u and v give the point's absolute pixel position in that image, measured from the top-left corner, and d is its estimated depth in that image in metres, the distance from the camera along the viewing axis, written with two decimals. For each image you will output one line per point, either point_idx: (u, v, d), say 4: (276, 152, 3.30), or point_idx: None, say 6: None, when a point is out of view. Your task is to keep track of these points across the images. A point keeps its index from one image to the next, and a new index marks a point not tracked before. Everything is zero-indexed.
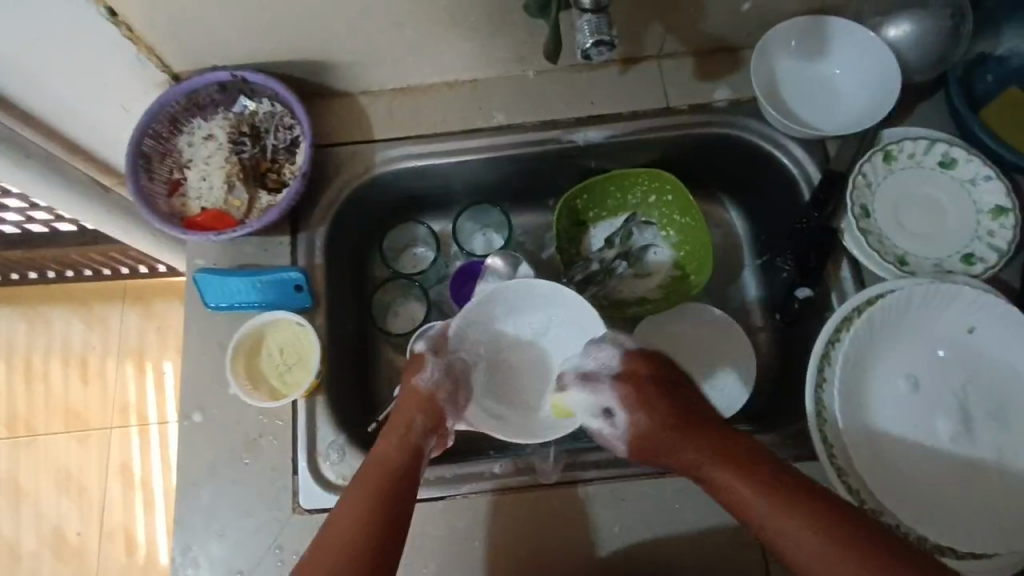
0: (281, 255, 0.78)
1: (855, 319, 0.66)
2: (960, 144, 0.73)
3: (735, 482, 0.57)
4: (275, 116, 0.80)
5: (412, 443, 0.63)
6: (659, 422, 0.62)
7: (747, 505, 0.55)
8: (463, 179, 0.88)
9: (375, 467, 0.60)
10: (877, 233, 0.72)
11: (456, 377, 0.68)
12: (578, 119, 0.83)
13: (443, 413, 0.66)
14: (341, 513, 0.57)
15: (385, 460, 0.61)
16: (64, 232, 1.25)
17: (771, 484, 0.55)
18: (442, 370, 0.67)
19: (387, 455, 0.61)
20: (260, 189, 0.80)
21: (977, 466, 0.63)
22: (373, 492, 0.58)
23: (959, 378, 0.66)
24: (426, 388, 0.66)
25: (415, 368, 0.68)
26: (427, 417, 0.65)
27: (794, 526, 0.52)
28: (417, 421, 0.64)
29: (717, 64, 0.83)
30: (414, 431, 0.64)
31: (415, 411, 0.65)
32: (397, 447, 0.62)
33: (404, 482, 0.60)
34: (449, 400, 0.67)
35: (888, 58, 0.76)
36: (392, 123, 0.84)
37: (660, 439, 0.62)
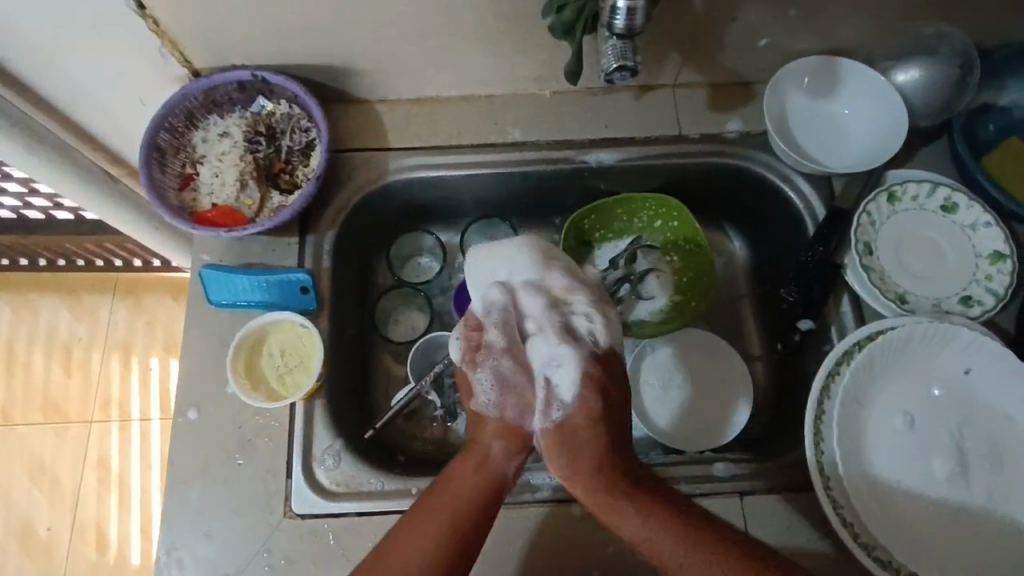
0: (288, 256, 0.78)
1: (855, 354, 0.67)
2: (961, 190, 0.75)
3: (648, 530, 0.59)
4: (292, 118, 0.80)
5: (495, 469, 0.64)
6: (586, 457, 0.64)
7: (674, 559, 0.57)
8: (473, 192, 0.88)
9: (455, 487, 0.62)
10: (878, 271, 0.73)
11: (509, 386, 0.69)
12: (591, 141, 0.85)
13: (523, 435, 0.67)
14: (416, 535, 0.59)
15: (466, 484, 0.63)
16: (60, 220, 1.24)
17: (702, 534, 0.58)
18: (493, 382, 0.69)
19: (463, 472, 0.64)
20: (272, 189, 0.80)
21: (971, 507, 0.64)
22: (457, 511, 0.60)
23: (953, 418, 0.67)
24: (491, 413, 0.68)
25: (471, 394, 0.70)
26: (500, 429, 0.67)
27: (706, 565, 0.56)
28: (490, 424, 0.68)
29: (730, 96, 0.85)
30: (496, 457, 0.65)
31: (494, 437, 0.67)
32: (477, 470, 0.64)
33: (481, 515, 0.61)
34: (518, 407, 0.68)
35: (893, 101, 0.79)
36: (408, 132, 0.85)
37: (578, 482, 0.64)
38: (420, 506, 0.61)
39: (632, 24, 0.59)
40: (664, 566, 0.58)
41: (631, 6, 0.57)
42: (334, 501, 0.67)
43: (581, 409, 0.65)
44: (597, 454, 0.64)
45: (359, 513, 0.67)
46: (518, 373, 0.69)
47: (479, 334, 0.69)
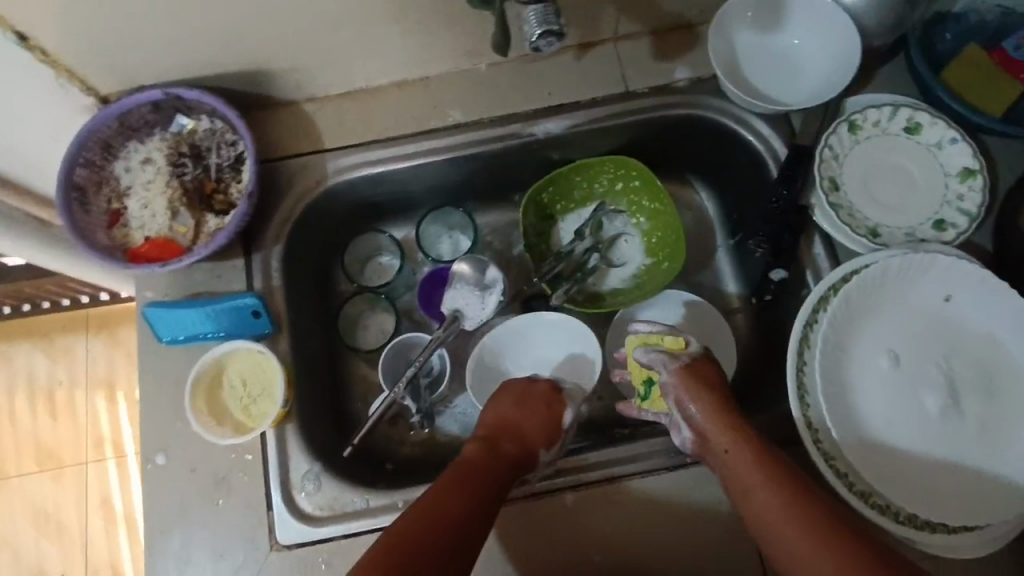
0: (236, 280, 0.74)
1: (831, 298, 0.65)
2: (924, 108, 0.72)
3: (744, 467, 0.61)
4: (215, 133, 0.75)
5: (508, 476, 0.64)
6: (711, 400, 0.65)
7: (759, 495, 0.59)
8: (423, 182, 0.84)
9: (482, 458, 0.65)
10: (846, 207, 0.70)
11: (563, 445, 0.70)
12: (536, 111, 0.80)
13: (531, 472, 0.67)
14: (451, 490, 0.60)
15: (490, 458, 0.65)
16: (12, 268, 1.18)
17: (799, 500, 0.58)
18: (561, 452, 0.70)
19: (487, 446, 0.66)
20: (206, 211, 0.74)
21: (964, 438, 0.62)
22: (465, 483, 0.61)
23: (940, 349, 0.65)
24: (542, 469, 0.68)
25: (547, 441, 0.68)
26: (520, 449, 0.66)
27: (790, 518, 0.57)
28: (533, 435, 0.67)
29: (675, 43, 0.81)
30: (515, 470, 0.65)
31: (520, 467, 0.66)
32: (490, 451, 0.66)
33: (487, 494, 0.61)
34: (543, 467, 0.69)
35: (844, 23, 0.73)
36: (342, 129, 0.80)
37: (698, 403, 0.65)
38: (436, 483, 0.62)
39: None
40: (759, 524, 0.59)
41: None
42: (320, 527, 0.65)
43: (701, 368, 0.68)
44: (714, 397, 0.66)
45: (347, 535, 0.65)
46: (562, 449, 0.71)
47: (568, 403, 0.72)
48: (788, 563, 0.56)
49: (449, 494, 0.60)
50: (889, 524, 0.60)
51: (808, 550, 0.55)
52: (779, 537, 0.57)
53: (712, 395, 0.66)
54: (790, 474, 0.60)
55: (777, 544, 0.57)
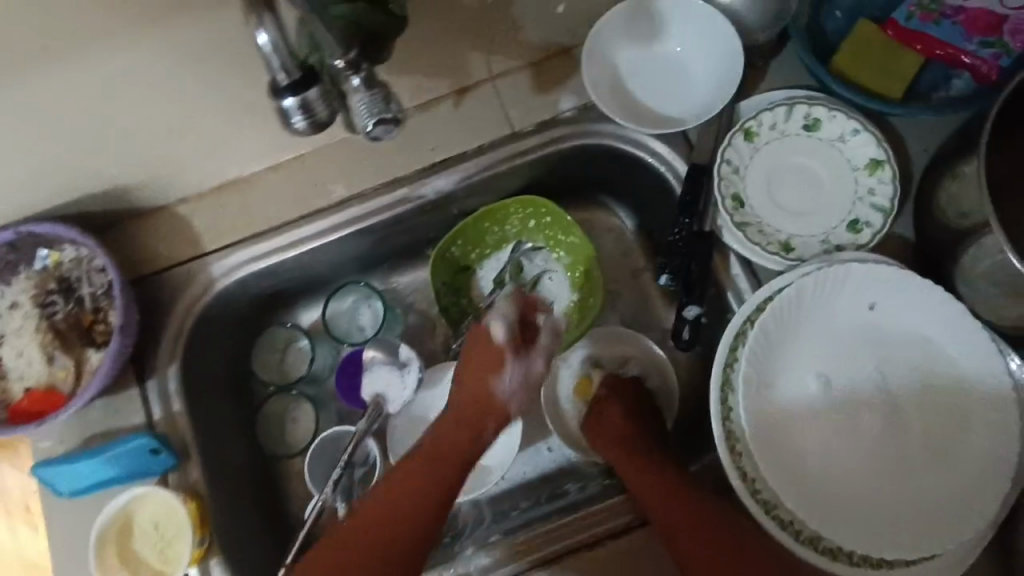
0: (134, 412, 0.70)
1: (749, 331, 0.60)
2: (820, 102, 0.67)
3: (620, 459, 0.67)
4: (83, 261, 0.70)
5: (454, 477, 0.68)
6: (604, 410, 0.72)
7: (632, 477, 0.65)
8: (321, 262, 0.79)
9: (439, 472, 0.67)
10: (755, 223, 0.66)
11: (532, 382, 0.70)
12: (421, 170, 0.75)
13: (501, 411, 0.69)
14: (393, 517, 0.65)
15: (400, 479, 0.67)
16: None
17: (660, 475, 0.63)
18: (520, 378, 0.69)
19: (462, 446, 0.68)
20: (87, 347, 0.69)
21: (907, 456, 0.59)
22: (383, 506, 0.65)
23: (871, 364, 0.61)
24: (508, 398, 0.69)
25: (495, 390, 0.68)
26: (480, 433, 0.68)
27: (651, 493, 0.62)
28: (486, 432, 0.69)
29: (556, 70, 0.75)
30: (482, 440, 0.68)
31: (470, 450, 0.68)
32: (433, 461, 0.67)
33: (412, 507, 0.66)
34: (520, 401, 0.70)
35: (724, 27, 0.69)
36: (222, 226, 0.75)
37: (592, 415, 0.73)
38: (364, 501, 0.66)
39: (330, 109, 0.50)
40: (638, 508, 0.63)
41: (310, 100, 0.48)
42: None
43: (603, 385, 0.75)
44: (610, 407, 0.72)
45: None
46: (526, 388, 0.70)
47: (528, 361, 0.69)
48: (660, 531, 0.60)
49: (397, 517, 0.65)
50: (843, 569, 0.56)
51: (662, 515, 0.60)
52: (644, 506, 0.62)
53: (608, 405, 0.73)
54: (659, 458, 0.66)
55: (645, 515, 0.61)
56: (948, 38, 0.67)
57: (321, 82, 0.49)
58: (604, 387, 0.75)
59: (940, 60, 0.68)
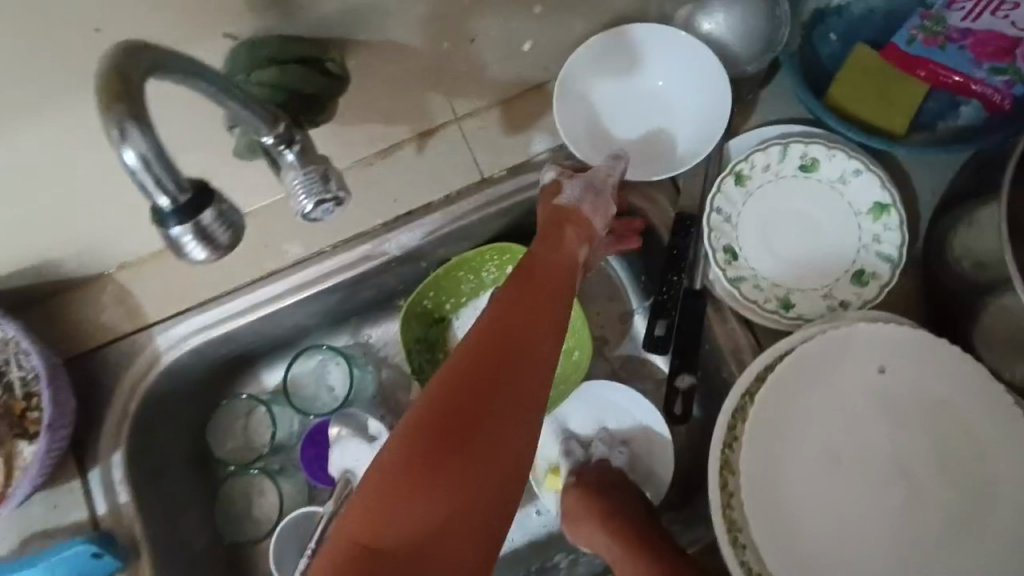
0: (75, 507, 0.63)
1: (749, 407, 0.54)
2: (816, 140, 0.61)
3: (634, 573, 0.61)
4: (9, 342, 0.63)
5: (535, 333, 0.49)
6: (590, 517, 0.66)
7: None
8: (281, 324, 0.73)
9: (533, 332, 0.49)
10: (750, 278, 0.60)
11: (597, 183, 0.62)
12: (385, 223, 0.69)
13: (592, 225, 0.61)
14: (488, 377, 0.45)
15: (447, 391, 0.44)
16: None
17: None
18: (585, 189, 0.61)
19: (550, 315, 0.51)
20: (20, 438, 0.63)
21: (926, 538, 0.54)
22: (419, 410, 0.44)
23: (885, 437, 0.55)
24: (575, 207, 0.61)
25: (588, 211, 0.61)
26: (576, 237, 0.59)
27: None
28: (575, 241, 0.59)
29: (527, 109, 0.69)
30: (570, 243, 0.59)
31: (551, 264, 0.56)
32: (494, 325, 0.49)
33: (464, 414, 0.44)
34: (601, 211, 0.61)
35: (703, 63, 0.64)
36: (167, 294, 0.68)
37: (582, 524, 0.67)
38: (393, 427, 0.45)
39: (232, 227, 0.38)
40: None
41: (204, 225, 0.37)
42: None
43: (577, 485, 0.68)
44: (596, 510, 0.66)
45: None
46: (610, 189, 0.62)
47: (578, 189, 0.61)
48: None
49: (498, 373, 0.46)
50: None
51: None
52: None
53: (593, 507, 0.66)
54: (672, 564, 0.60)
55: None
56: (953, 64, 0.61)
57: (218, 200, 0.38)
58: (581, 484, 0.68)
59: (947, 87, 0.62)
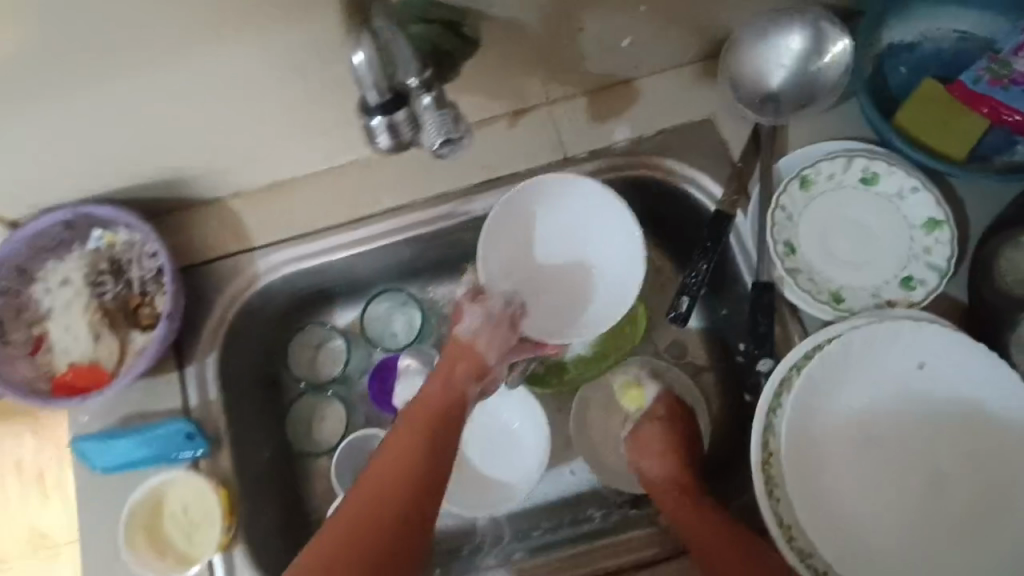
0: (170, 397, 0.71)
1: (794, 378, 0.59)
2: (879, 156, 0.67)
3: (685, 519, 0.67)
4: (135, 245, 0.71)
5: (425, 441, 0.62)
6: (658, 459, 0.74)
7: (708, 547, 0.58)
8: (364, 267, 0.80)
9: (400, 462, 0.60)
10: (806, 270, 0.66)
11: (503, 324, 0.71)
12: (472, 186, 0.76)
13: (486, 360, 0.70)
14: (427, 491, 0.61)
15: (358, 516, 0.58)
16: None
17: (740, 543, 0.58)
18: (482, 318, 0.71)
19: (425, 438, 0.62)
20: (133, 330, 0.71)
21: (944, 520, 0.58)
22: (348, 520, 0.58)
23: (918, 425, 0.60)
24: (468, 340, 0.70)
25: (459, 328, 0.71)
26: (467, 373, 0.68)
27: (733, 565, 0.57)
28: (468, 385, 0.68)
29: (614, 101, 0.76)
30: (458, 376, 0.68)
31: (455, 364, 0.68)
32: (401, 452, 0.61)
33: (377, 535, 0.58)
34: (498, 343, 0.71)
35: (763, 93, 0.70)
36: (271, 224, 0.75)
37: (645, 458, 0.75)
38: (345, 505, 0.60)
39: (415, 131, 0.52)
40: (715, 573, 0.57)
41: (396, 122, 0.51)
42: None
43: (654, 423, 0.76)
44: (670, 451, 0.74)
45: None
46: (508, 321, 0.72)
47: (470, 312, 0.71)
48: None
49: (404, 498, 0.59)
50: None
51: None
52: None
53: (661, 445, 0.75)
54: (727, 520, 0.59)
55: None
56: (1015, 104, 0.66)
57: (411, 106, 0.51)
58: (659, 420, 0.76)
59: (1007, 125, 0.67)
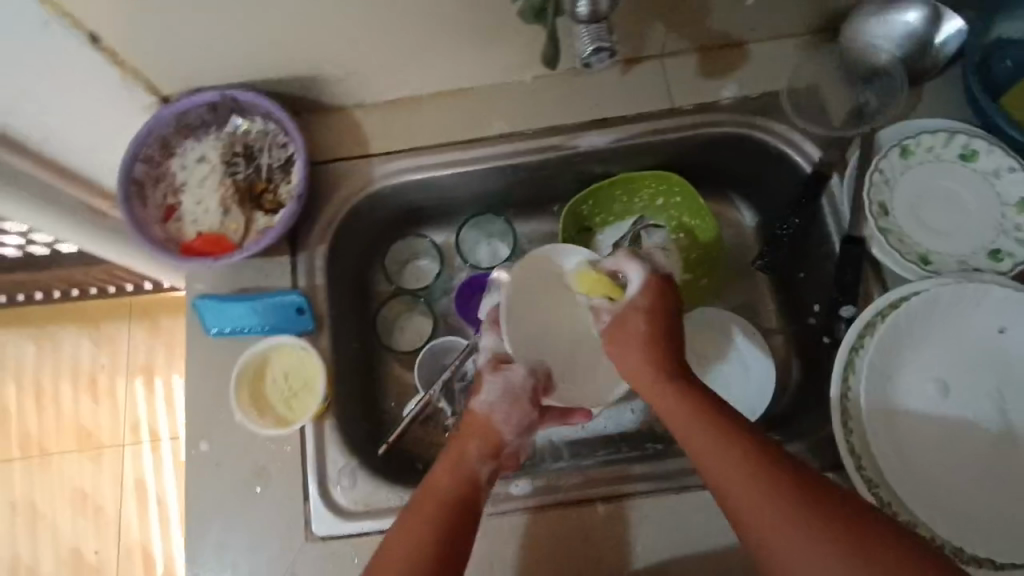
0: (281, 278, 0.76)
1: (878, 324, 0.63)
2: (981, 135, 0.70)
3: (716, 451, 0.54)
4: (268, 134, 0.77)
5: (470, 472, 0.61)
6: (648, 350, 0.62)
7: (720, 468, 0.54)
8: (464, 189, 0.85)
9: (416, 532, 0.56)
10: (897, 232, 0.69)
11: (518, 391, 0.66)
12: (580, 124, 0.80)
13: (502, 439, 0.64)
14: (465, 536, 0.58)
15: (408, 551, 0.55)
16: (39, 256, 1.19)
17: (760, 461, 0.53)
18: (499, 392, 0.66)
19: (453, 503, 0.59)
20: (257, 210, 0.77)
21: (1013, 475, 0.60)
22: (405, 550, 0.55)
23: (993, 383, 0.63)
24: (486, 413, 0.65)
25: (482, 408, 0.65)
26: (487, 443, 0.63)
27: (752, 482, 0.52)
28: (494, 457, 0.63)
29: (724, 60, 0.80)
30: (472, 457, 0.62)
31: (472, 437, 0.63)
32: (428, 507, 0.58)
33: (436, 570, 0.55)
34: (510, 419, 0.65)
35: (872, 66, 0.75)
36: (389, 135, 0.81)
37: (630, 355, 0.62)
38: (396, 526, 0.57)
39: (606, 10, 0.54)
40: (731, 494, 0.53)
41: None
42: (358, 521, 0.69)
43: (643, 312, 0.63)
44: (659, 342, 0.62)
45: (379, 530, 0.68)
46: (525, 394, 0.66)
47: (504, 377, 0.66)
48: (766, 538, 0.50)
49: (453, 538, 0.57)
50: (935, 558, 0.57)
51: (774, 520, 0.50)
52: (743, 499, 0.52)
53: (643, 330, 0.63)
54: (754, 438, 0.54)
55: (753, 519, 0.51)
56: None
57: None
58: (629, 313, 0.64)
59: None
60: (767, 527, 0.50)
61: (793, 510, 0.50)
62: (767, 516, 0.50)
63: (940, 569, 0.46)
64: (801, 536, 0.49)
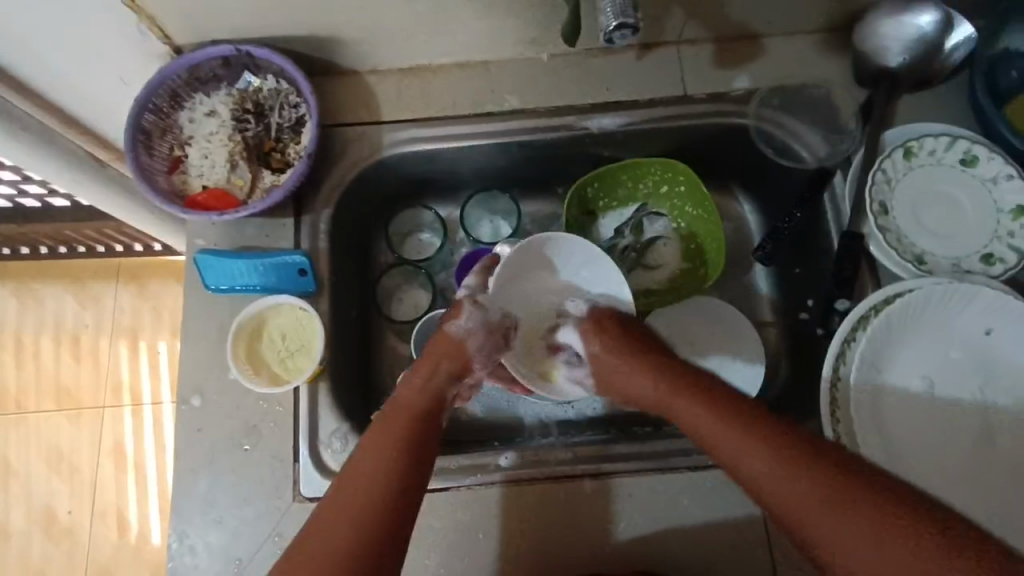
0: (284, 238, 0.76)
1: (870, 319, 0.65)
2: (982, 141, 0.71)
3: (699, 414, 0.60)
4: (280, 93, 0.77)
5: (435, 388, 0.66)
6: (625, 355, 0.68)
7: (707, 428, 0.59)
8: (471, 163, 0.85)
9: (376, 475, 0.58)
10: (895, 231, 0.71)
11: (496, 329, 0.70)
12: (592, 105, 0.81)
13: (470, 361, 0.69)
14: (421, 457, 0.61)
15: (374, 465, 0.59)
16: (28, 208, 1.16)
17: (739, 419, 0.57)
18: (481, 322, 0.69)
19: (402, 438, 0.61)
20: (263, 167, 0.77)
21: (989, 469, 0.63)
22: (383, 473, 0.58)
23: (976, 381, 0.65)
24: (464, 336, 0.68)
25: (455, 337, 0.68)
26: (454, 365, 0.68)
27: (740, 438, 0.56)
28: (455, 380, 0.68)
29: (738, 53, 0.81)
30: (441, 374, 0.67)
31: (441, 355, 0.68)
32: (388, 425, 0.62)
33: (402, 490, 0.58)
34: (486, 347, 0.69)
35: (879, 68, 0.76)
36: (400, 103, 0.81)
37: (616, 364, 0.68)
38: (358, 456, 0.60)
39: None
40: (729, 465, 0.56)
41: None
42: None
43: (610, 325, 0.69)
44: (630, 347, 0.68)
45: None
46: (501, 324, 0.71)
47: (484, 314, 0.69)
48: (758, 491, 0.54)
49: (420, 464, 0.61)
50: None
51: (759, 474, 0.54)
52: (732, 461, 0.56)
53: (618, 344, 0.68)
54: (737, 403, 0.59)
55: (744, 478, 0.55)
56: None
57: None
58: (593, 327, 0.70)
59: None
60: (765, 486, 0.53)
61: (772, 461, 0.53)
62: (754, 471, 0.54)
63: (920, 515, 0.46)
64: (784, 484, 0.52)
